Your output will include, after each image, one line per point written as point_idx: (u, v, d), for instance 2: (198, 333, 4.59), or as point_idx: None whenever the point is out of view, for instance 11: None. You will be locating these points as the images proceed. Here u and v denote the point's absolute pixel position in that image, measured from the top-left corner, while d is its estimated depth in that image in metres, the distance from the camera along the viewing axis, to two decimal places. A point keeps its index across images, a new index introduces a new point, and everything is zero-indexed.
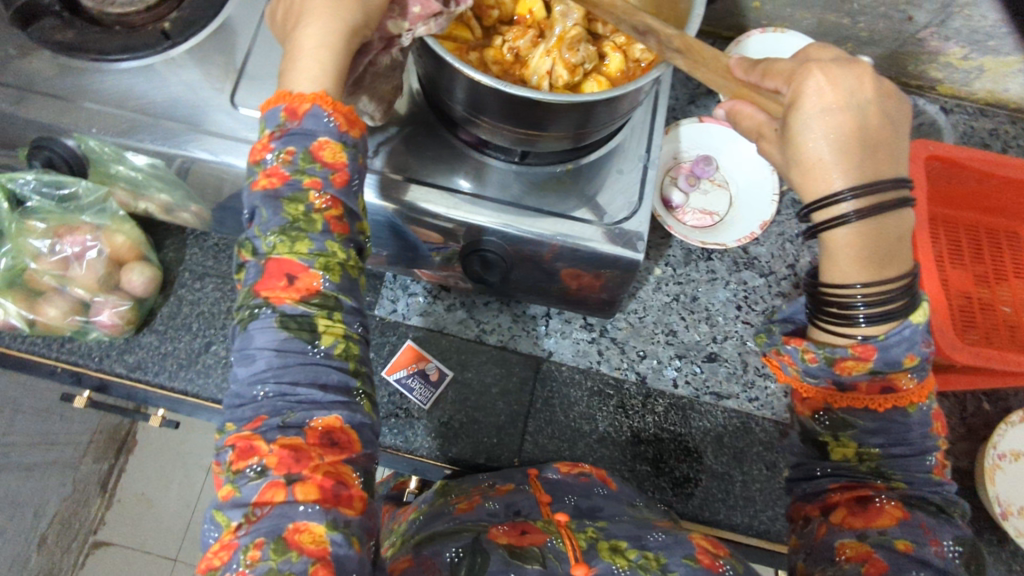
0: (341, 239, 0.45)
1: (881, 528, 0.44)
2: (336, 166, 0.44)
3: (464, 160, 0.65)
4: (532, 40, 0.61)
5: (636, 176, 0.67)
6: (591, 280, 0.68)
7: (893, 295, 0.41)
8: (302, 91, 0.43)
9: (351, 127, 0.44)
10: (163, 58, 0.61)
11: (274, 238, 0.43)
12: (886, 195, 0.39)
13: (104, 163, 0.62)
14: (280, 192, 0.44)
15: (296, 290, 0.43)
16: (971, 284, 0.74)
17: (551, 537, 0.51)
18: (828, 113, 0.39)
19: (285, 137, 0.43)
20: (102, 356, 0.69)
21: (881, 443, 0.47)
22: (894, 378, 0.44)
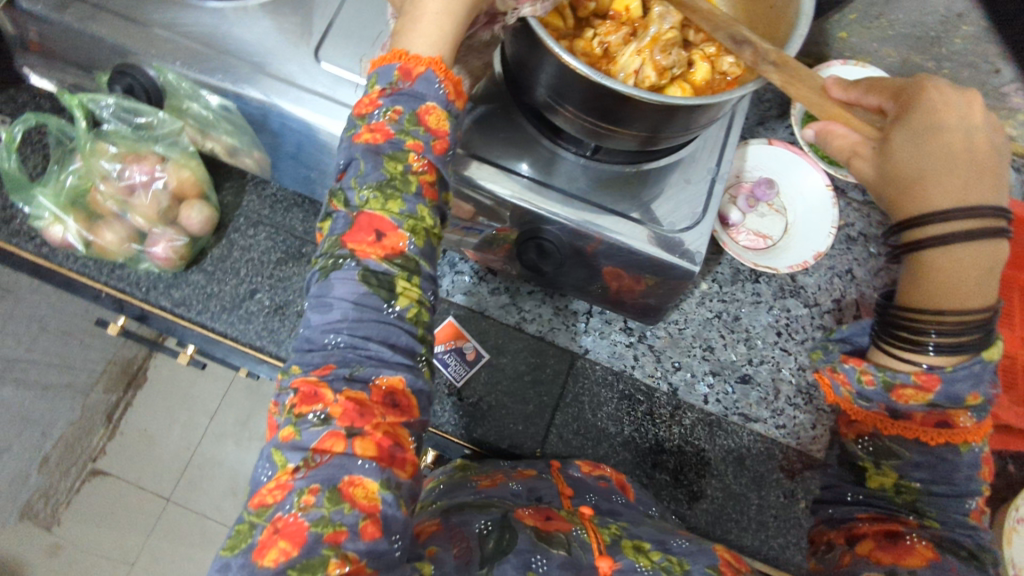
0: (429, 205, 0.45)
1: (911, 567, 0.44)
2: (438, 133, 0.45)
3: (533, 147, 0.65)
4: (623, 37, 0.61)
5: (703, 188, 0.67)
6: (630, 283, 0.68)
7: (969, 330, 0.41)
8: (419, 55, 0.44)
9: (456, 99, 0.46)
10: (242, 4, 0.60)
11: (370, 191, 0.43)
12: (979, 224, 0.41)
13: (180, 98, 0.62)
14: (381, 148, 0.44)
15: (381, 247, 0.43)
16: (1017, 344, 0.73)
17: (576, 526, 0.53)
18: (934, 132, 0.41)
19: (394, 96, 0.44)
20: (149, 288, 0.69)
21: (922, 477, 0.47)
22: (953, 414, 0.45)
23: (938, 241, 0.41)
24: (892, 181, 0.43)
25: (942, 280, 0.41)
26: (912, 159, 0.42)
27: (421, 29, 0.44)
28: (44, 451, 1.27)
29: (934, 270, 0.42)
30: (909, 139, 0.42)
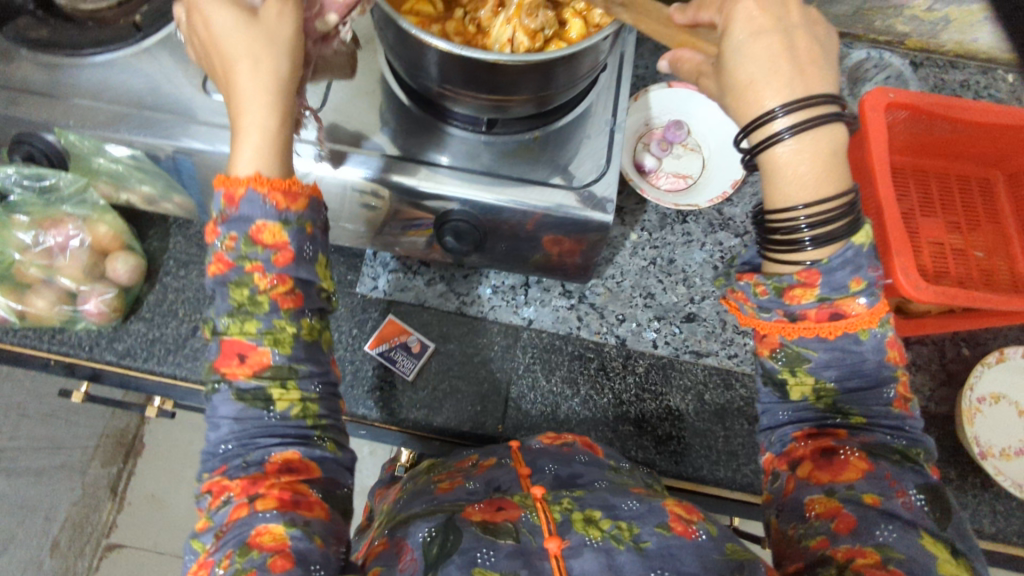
0: (287, 314, 0.45)
1: (848, 482, 0.45)
2: (277, 246, 0.44)
3: (436, 134, 0.67)
4: (493, 10, 0.63)
5: (603, 140, 0.68)
6: (572, 246, 0.69)
7: (835, 215, 0.42)
8: (236, 177, 0.44)
9: (291, 202, 0.45)
10: (135, 49, 0.64)
11: (225, 318, 0.45)
12: (817, 112, 0.41)
13: (86, 157, 0.64)
14: (227, 276, 0.45)
15: (248, 366, 0.45)
16: (943, 231, 0.74)
17: (525, 511, 0.49)
18: (757, 36, 0.43)
19: (226, 222, 0.44)
20: (92, 345, 0.70)
21: (834, 376, 0.47)
22: (842, 303, 0.44)
23: (784, 138, 0.41)
24: (735, 88, 0.44)
25: (797, 172, 0.42)
26: (744, 67, 0.43)
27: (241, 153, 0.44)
28: (53, 535, 1.29)
29: (788, 171, 0.42)
30: (735, 48, 0.43)
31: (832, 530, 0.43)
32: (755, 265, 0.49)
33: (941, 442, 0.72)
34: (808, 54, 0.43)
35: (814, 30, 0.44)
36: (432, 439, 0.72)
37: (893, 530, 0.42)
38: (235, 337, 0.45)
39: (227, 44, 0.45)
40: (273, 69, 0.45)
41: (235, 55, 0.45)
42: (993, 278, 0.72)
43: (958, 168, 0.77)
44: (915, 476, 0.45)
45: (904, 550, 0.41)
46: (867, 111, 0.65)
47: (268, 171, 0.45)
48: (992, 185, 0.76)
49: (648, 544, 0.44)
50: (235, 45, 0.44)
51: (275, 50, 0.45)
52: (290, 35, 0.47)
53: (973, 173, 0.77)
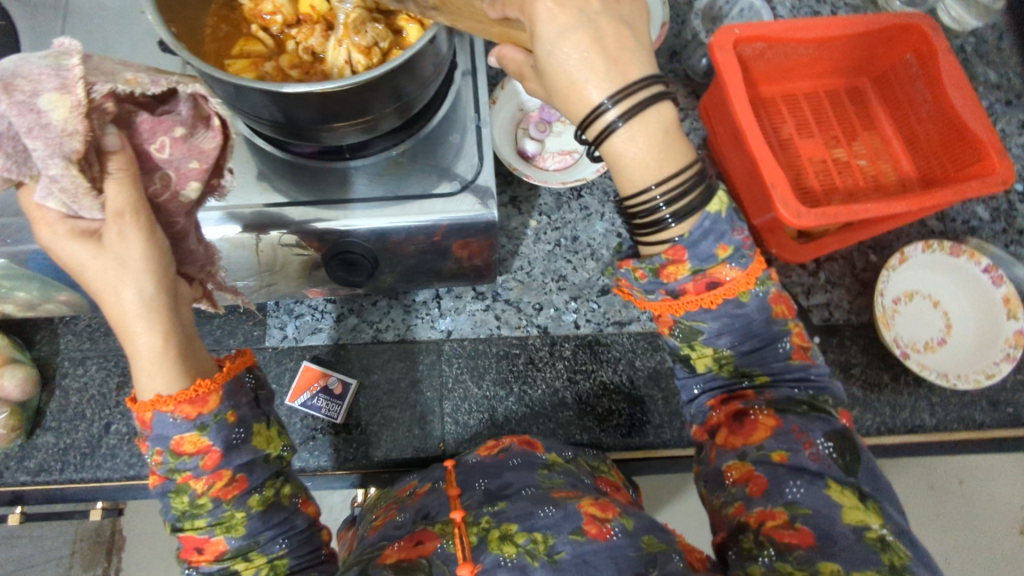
0: (231, 503, 0.46)
1: (758, 443, 0.42)
2: (202, 451, 0.45)
3: (303, 169, 0.64)
4: (322, 36, 0.61)
5: (473, 138, 0.67)
6: (481, 245, 0.67)
7: (684, 188, 0.40)
8: (141, 401, 0.43)
9: (199, 407, 0.44)
10: None
11: (176, 521, 0.47)
12: (644, 94, 0.39)
13: None
14: (165, 485, 0.46)
15: (207, 554, 0.47)
16: (826, 149, 0.76)
17: (442, 540, 0.44)
18: (566, 34, 0.39)
19: (148, 440, 0.44)
20: (2, 469, 0.67)
21: (729, 342, 0.44)
22: (715, 271, 0.42)
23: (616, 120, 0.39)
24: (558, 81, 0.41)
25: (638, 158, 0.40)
26: (554, 63, 0.40)
27: (147, 376, 0.42)
28: None
29: (633, 154, 0.40)
30: (548, 49, 0.40)
31: (747, 494, 0.41)
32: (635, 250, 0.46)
33: (866, 351, 0.74)
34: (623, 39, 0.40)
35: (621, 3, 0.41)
36: (380, 473, 0.71)
37: (802, 486, 0.40)
38: (191, 530, 0.47)
39: (88, 276, 0.41)
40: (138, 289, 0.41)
41: (99, 289, 0.41)
42: (879, 181, 0.74)
43: (827, 83, 0.78)
44: (822, 424, 0.42)
45: (811, 505, 0.39)
46: (718, 49, 0.65)
47: (172, 388, 0.43)
48: (861, 93, 0.78)
49: (562, 555, 0.41)
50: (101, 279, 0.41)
51: (132, 277, 0.41)
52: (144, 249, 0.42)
53: (841, 85, 0.78)
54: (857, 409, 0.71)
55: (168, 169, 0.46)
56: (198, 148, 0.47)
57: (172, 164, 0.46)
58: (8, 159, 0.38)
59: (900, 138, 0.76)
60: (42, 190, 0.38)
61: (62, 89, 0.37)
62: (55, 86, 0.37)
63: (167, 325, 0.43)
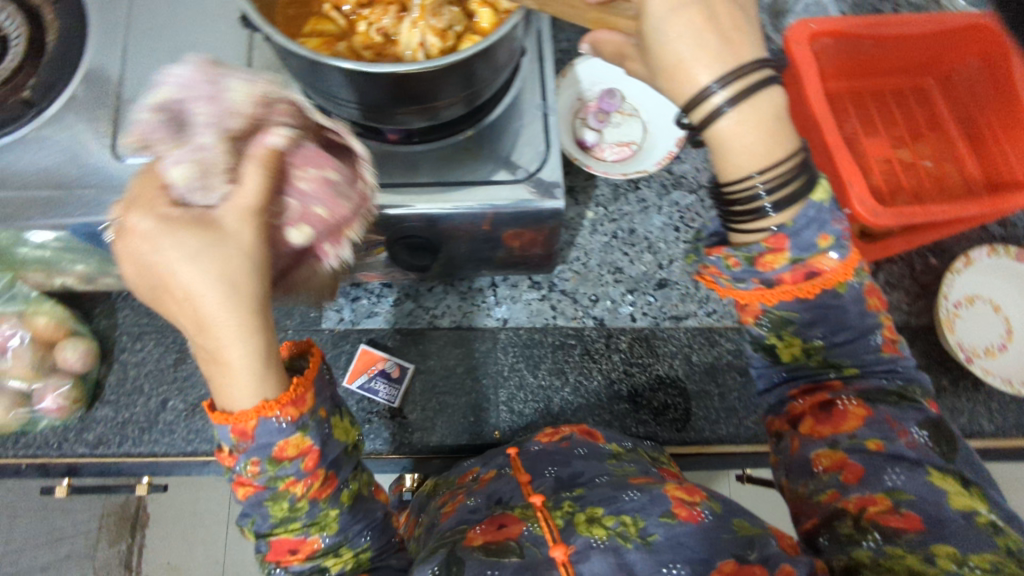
0: (325, 502, 0.47)
1: (850, 432, 0.43)
2: (303, 454, 0.44)
3: (370, 151, 0.64)
4: (395, 16, 0.60)
5: (539, 125, 0.66)
6: (533, 236, 0.67)
7: (788, 176, 0.39)
8: (244, 412, 0.41)
9: (303, 410, 0.43)
10: (34, 125, 0.61)
11: (269, 528, 0.47)
12: (754, 77, 0.38)
13: (7, 250, 0.61)
14: (259, 495, 0.45)
15: (300, 554, 0.49)
16: (890, 148, 0.75)
17: (527, 523, 0.46)
18: (679, 10, 0.38)
19: (244, 452, 0.43)
20: (60, 441, 0.68)
21: (822, 333, 0.45)
22: (815, 261, 0.42)
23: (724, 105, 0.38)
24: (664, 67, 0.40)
25: (741, 146, 0.39)
26: (660, 42, 0.39)
27: (241, 383, 0.41)
28: None
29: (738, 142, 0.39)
30: (657, 26, 0.39)
31: (842, 483, 0.42)
32: (723, 236, 0.46)
33: (926, 355, 0.73)
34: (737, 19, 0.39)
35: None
36: (432, 459, 0.71)
37: (902, 473, 0.41)
38: (286, 533, 0.47)
39: (182, 282, 0.38)
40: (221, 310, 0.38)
41: (197, 292, 0.38)
42: (945, 183, 0.73)
43: (894, 82, 0.76)
44: (915, 413, 0.43)
45: (914, 491, 0.40)
46: (794, 44, 0.65)
47: (273, 392, 0.42)
48: (928, 91, 0.76)
49: (655, 537, 0.42)
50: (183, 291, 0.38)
51: (237, 274, 0.38)
52: (228, 260, 0.38)
53: (908, 83, 0.77)
54: None
55: (293, 200, 0.43)
56: (336, 200, 0.45)
57: (303, 198, 0.43)
58: (165, 127, 0.39)
59: (967, 138, 0.74)
60: (178, 157, 0.39)
61: (249, 81, 0.41)
62: (243, 78, 0.41)
63: (264, 332, 0.40)
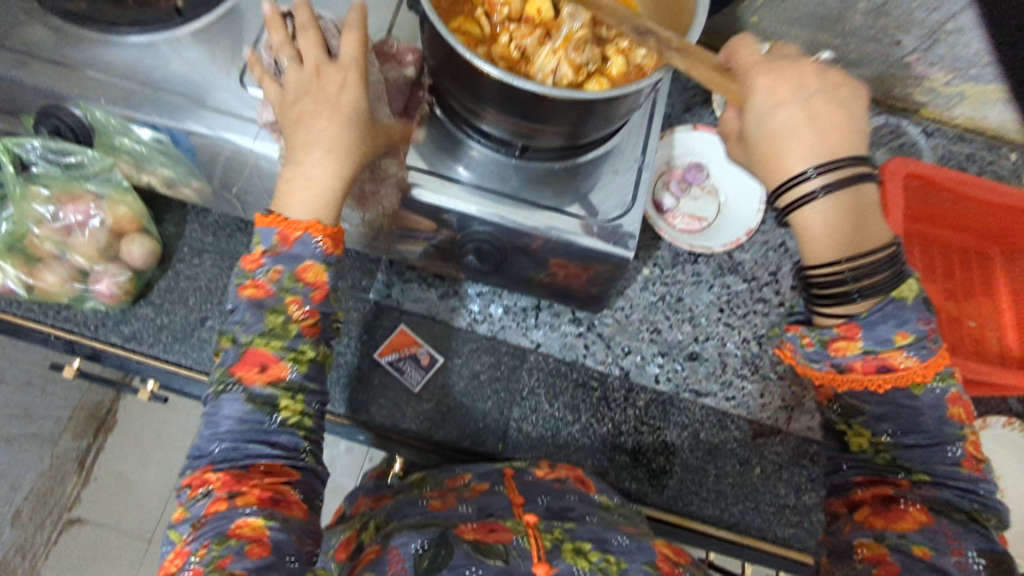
0: (308, 340, 0.53)
1: (902, 530, 0.48)
2: (316, 283, 0.52)
3: (470, 151, 0.67)
4: (538, 39, 0.63)
5: (631, 177, 0.69)
6: (578, 271, 0.69)
7: (877, 272, 0.46)
8: (297, 221, 0.52)
9: (334, 248, 0.53)
10: (170, 35, 0.64)
11: (254, 335, 0.52)
12: (844, 170, 0.47)
13: (109, 134, 0.64)
14: (263, 301, 0.52)
15: (266, 375, 0.52)
16: (941, 299, 0.79)
17: (517, 535, 0.52)
18: (779, 105, 0.49)
19: (275, 256, 0.52)
20: (98, 325, 0.70)
21: (890, 430, 0.50)
22: (887, 355, 0.48)
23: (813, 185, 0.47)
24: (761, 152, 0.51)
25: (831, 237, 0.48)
26: (763, 122, 0.50)
27: None
28: (16, 503, 1.20)
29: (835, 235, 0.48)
30: (757, 112, 0.50)
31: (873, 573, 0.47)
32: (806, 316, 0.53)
33: None
34: (810, 118, 0.49)
35: (834, 93, 0.50)
36: (428, 451, 0.73)
37: None
38: (270, 276, 0.52)
39: None
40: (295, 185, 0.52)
41: None
42: (982, 347, 0.76)
43: (961, 239, 0.80)
44: (978, 539, 0.46)
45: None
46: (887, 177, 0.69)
47: None
48: (990, 258, 0.80)
49: None
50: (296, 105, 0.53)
51: None
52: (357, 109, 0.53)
53: (975, 244, 0.80)
54: None
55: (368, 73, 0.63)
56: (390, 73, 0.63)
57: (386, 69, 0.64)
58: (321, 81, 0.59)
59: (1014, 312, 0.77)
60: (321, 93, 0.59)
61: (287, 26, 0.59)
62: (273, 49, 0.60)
63: None
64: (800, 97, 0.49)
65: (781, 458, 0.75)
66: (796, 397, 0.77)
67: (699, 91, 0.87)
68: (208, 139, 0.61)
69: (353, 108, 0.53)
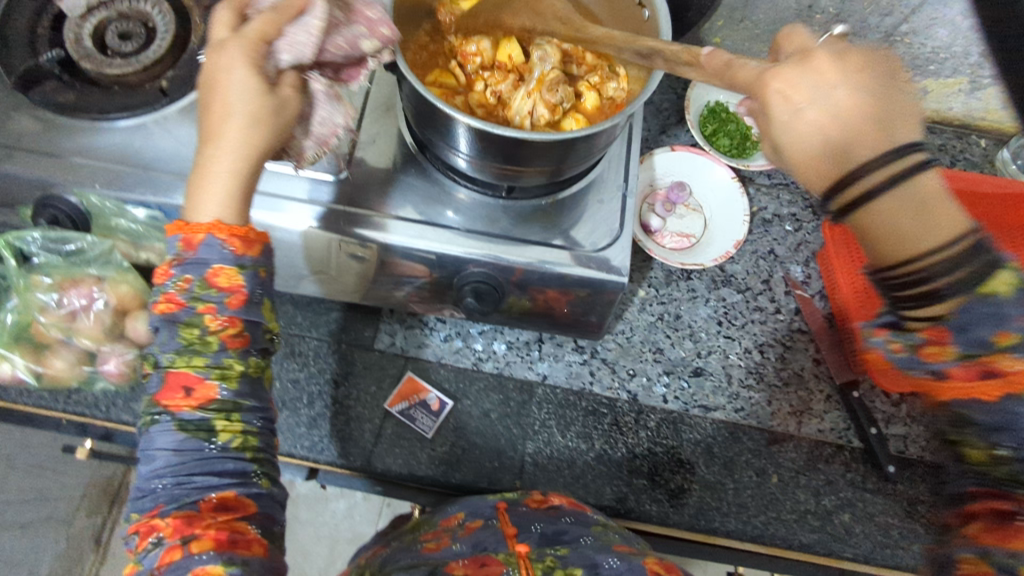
0: (235, 352, 0.50)
1: (1017, 552, 0.36)
2: (231, 289, 0.48)
3: (461, 197, 0.69)
4: (512, 84, 0.65)
5: (617, 205, 0.71)
6: (577, 303, 0.71)
7: (963, 260, 0.36)
8: (197, 223, 0.48)
9: (247, 248, 0.49)
10: (159, 115, 0.66)
11: (171, 355, 0.49)
12: (901, 162, 0.37)
13: (106, 216, 0.65)
14: (176, 316, 0.49)
15: (193, 399, 0.48)
16: None
17: (507, 567, 0.55)
18: (801, 113, 0.39)
19: (182, 265, 0.48)
20: (109, 405, 0.71)
21: (1012, 440, 0.37)
22: (993, 360, 0.36)
23: (869, 178, 0.37)
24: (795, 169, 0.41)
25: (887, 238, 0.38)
26: (786, 131, 0.40)
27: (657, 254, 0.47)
28: None
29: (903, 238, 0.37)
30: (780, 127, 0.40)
31: None
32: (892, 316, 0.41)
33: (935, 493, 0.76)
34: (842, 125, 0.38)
35: (844, 62, 0.39)
36: (448, 495, 0.73)
37: None
38: (179, 288, 0.48)
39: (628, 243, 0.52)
40: (192, 196, 0.48)
41: None
42: None
43: None
44: None
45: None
46: None
47: None
48: None
49: None
50: (204, 102, 0.49)
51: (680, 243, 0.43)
52: (265, 106, 0.49)
53: None
54: (918, 545, 0.73)
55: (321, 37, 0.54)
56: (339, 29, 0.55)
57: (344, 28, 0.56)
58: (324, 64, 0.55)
59: None
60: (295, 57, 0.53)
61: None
62: None
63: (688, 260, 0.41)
64: (819, 95, 0.39)
65: (796, 463, 0.76)
66: (803, 401, 0.79)
67: (672, 112, 0.90)
68: None
69: (259, 109, 0.48)
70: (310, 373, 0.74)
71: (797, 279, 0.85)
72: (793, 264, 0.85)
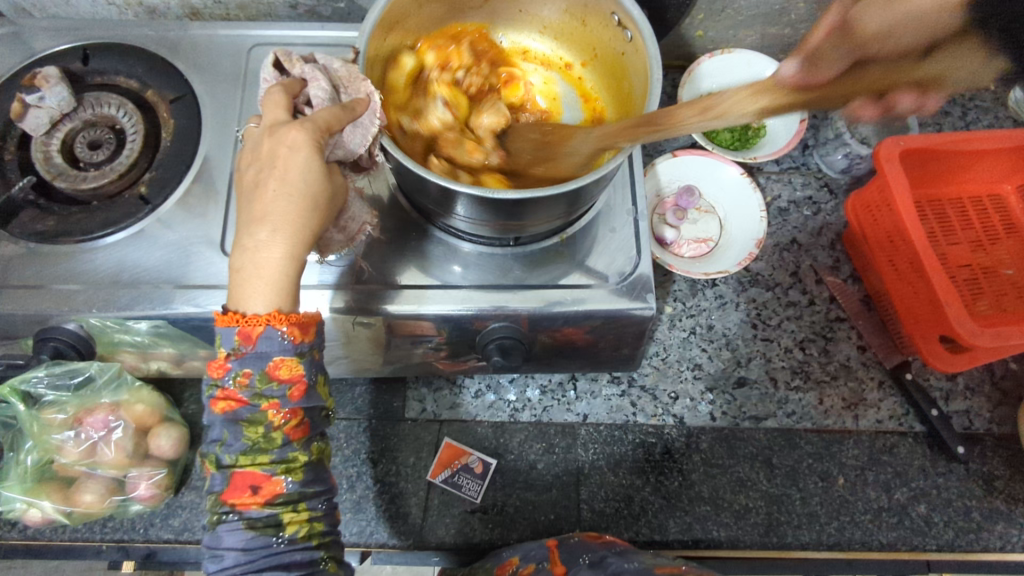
0: (299, 443, 0.49)
1: None
2: (293, 379, 0.47)
3: (469, 253, 0.66)
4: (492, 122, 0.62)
5: (630, 231, 0.67)
6: (608, 338, 0.67)
7: None
8: (255, 315, 0.46)
9: (304, 334, 0.48)
10: (144, 224, 0.63)
11: (237, 455, 0.47)
12: None
13: (108, 337, 0.62)
14: (238, 413, 0.47)
15: (260, 496, 0.47)
16: (969, 254, 0.76)
17: None
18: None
19: (240, 359, 0.46)
20: (147, 526, 0.69)
21: None
22: None
23: None
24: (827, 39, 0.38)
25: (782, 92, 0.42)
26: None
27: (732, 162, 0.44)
28: None
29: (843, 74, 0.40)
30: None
31: None
32: None
33: (1009, 463, 0.73)
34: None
35: None
36: None
37: None
38: (239, 383, 0.46)
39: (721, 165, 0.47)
40: (245, 273, 0.46)
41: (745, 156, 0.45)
42: None
43: (968, 189, 0.79)
44: None
45: None
46: (881, 163, 0.71)
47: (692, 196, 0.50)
48: (1004, 198, 0.78)
49: None
50: (256, 178, 0.46)
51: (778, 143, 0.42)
52: (324, 189, 0.47)
53: (983, 190, 0.79)
54: (1001, 523, 0.70)
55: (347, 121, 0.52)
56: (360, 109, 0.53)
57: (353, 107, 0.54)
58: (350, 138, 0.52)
59: None
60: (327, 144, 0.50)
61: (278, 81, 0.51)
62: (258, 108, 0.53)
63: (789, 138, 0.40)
64: None
65: (860, 460, 0.72)
66: (855, 393, 0.75)
67: (666, 114, 0.86)
68: (201, 316, 0.60)
69: (317, 189, 0.47)
70: (345, 456, 0.71)
71: (826, 265, 0.81)
72: (818, 249, 0.82)
